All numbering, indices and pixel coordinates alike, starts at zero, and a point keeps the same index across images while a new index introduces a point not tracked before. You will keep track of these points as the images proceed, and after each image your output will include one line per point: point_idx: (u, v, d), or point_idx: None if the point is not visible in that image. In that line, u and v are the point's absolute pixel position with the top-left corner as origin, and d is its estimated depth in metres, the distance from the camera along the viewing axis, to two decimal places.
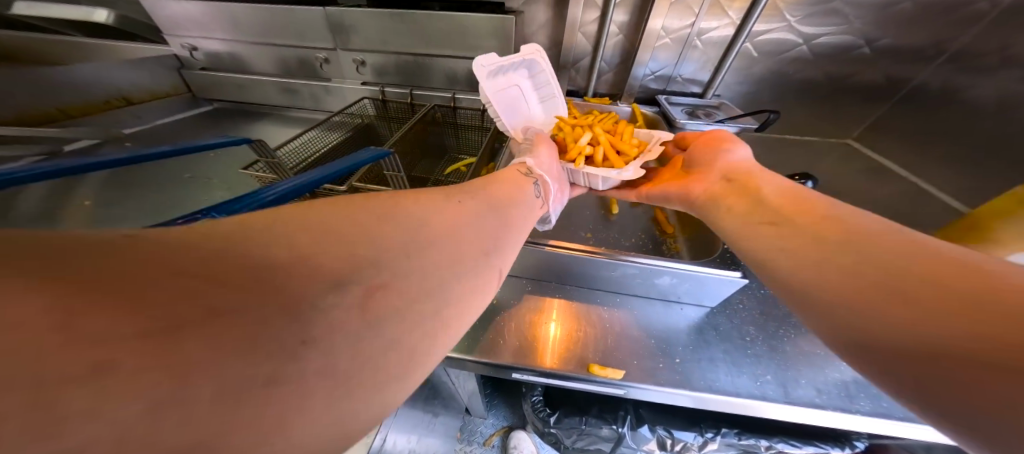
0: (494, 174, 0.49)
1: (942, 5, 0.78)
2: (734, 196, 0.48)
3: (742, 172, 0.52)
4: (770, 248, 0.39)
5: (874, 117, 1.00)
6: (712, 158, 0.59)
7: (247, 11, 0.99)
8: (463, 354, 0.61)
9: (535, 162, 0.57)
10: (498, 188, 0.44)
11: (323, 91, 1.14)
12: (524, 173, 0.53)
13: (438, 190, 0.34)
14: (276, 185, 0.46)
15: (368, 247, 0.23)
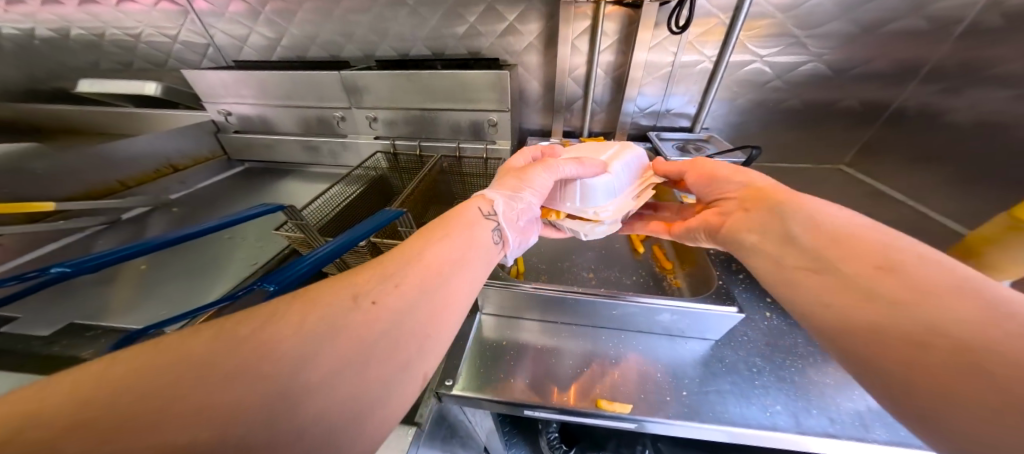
0: (443, 219, 0.48)
1: (911, 32, 0.82)
2: (771, 232, 0.47)
3: (765, 204, 0.50)
4: (815, 298, 0.39)
5: (862, 141, 1.02)
6: (730, 183, 0.58)
7: (275, 80, 1.10)
8: (478, 393, 0.63)
9: (503, 203, 0.54)
10: (435, 249, 0.42)
11: (340, 146, 1.23)
12: (479, 216, 0.51)
13: (342, 294, 0.33)
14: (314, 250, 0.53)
15: (214, 419, 0.23)
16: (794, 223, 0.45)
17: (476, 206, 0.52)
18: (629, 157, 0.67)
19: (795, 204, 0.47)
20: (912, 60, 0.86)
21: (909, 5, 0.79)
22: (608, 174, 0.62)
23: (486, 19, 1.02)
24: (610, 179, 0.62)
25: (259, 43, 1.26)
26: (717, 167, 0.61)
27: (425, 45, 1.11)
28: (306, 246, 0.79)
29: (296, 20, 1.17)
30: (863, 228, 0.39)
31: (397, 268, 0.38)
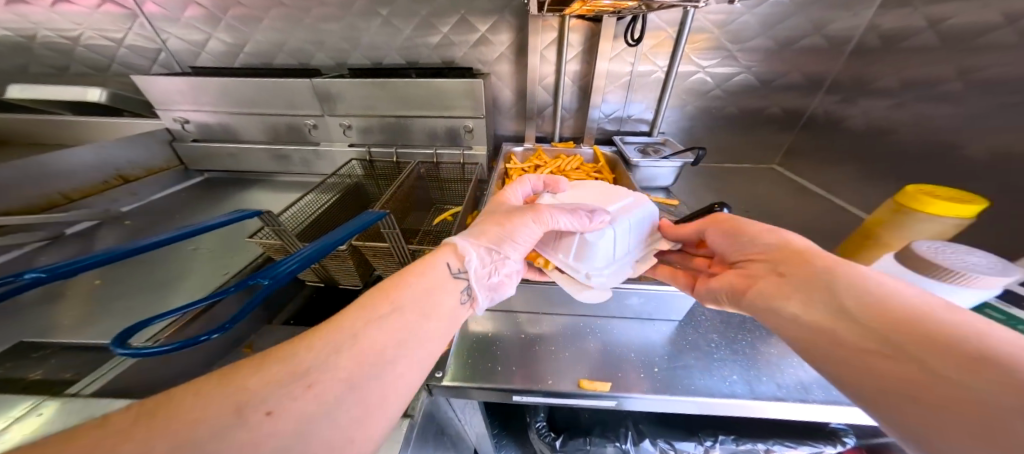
0: (408, 282, 0.44)
1: (816, 50, 0.97)
2: (809, 298, 0.40)
3: (805, 273, 0.42)
4: (890, 404, 0.32)
5: (787, 144, 1.18)
6: (759, 243, 0.48)
7: (239, 87, 1.07)
8: (468, 382, 0.66)
9: (478, 259, 0.52)
10: (381, 328, 0.38)
11: (313, 154, 1.21)
12: (443, 277, 0.48)
13: (220, 408, 0.28)
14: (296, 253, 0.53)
15: None
16: (838, 296, 0.38)
17: (442, 261, 0.49)
18: (644, 213, 0.63)
19: (840, 273, 0.39)
20: (818, 73, 1.01)
21: (812, 28, 0.94)
22: (616, 234, 0.59)
23: (458, 29, 1.07)
24: (615, 242, 0.59)
25: (218, 48, 1.21)
26: (747, 230, 0.51)
27: (398, 53, 1.14)
28: (280, 252, 0.77)
29: (260, 26, 1.15)
30: (929, 311, 0.32)
31: (333, 353, 0.35)
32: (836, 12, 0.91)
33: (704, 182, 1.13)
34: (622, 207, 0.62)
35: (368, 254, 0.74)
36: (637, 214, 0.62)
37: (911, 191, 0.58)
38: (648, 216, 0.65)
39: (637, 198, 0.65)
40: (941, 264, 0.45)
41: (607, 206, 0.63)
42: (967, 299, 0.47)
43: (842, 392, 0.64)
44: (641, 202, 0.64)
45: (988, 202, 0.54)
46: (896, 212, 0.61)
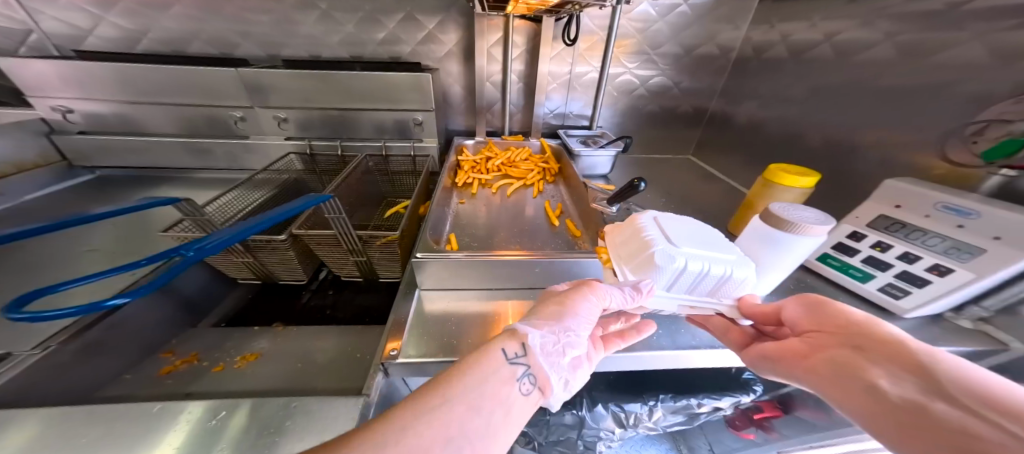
0: (474, 363, 0.40)
1: (711, 58, 1.16)
2: (880, 367, 0.39)
3: (872, 342, 0.41)
4: None
5: (693, 140, 1.37)
6: (833, 314, 0.46)
7: (145, 72, 0.94)
8: (428, 356, 0.54)
9: (539, 344, 0.43)
10: (429, 426, 0.34)
11: (241, 148, 1.09)
12: (500, 367, 0.40)
13: None
14: (222, 230, 0.51)
15: None
16: (906, 364, 0.37)
17: (500, 347, 0.41)
18: (735, 272, 0.47)
19: (908, 344, 0.39)
20: (711, 79, 1.21)
21: (705, 39, 1.12)
22: (672, 273, 0.47)
23: (406, 28, 1.07)
24: (664, 280, 0.48)
25: (109, 32, 1.03)
26: (819, 303, 0.48)
27: (341, 47, 1.09)
28: None
29: (168, 13, 1.01)
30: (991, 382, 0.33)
31: (382, 449, 0.31)
32: (723, 25, 1.10)
33: (637, 173, 1.25)
34: (709, 252, 0.48)
35: (312, 243, 0.71)
36: (723, 268, 0.47)
37: (773, 169, 0.72)
38: (741, 281, 0.48)
39: (735, 254, 0.49)
40: (788, 218, 0.51)
41: (689, 240, 0.49)
42: (794, 258, 0.54)
43: None
44: (738, 261, 0.48)
45: (818, 175, 0.69)
46: (764, 186, 0.74)
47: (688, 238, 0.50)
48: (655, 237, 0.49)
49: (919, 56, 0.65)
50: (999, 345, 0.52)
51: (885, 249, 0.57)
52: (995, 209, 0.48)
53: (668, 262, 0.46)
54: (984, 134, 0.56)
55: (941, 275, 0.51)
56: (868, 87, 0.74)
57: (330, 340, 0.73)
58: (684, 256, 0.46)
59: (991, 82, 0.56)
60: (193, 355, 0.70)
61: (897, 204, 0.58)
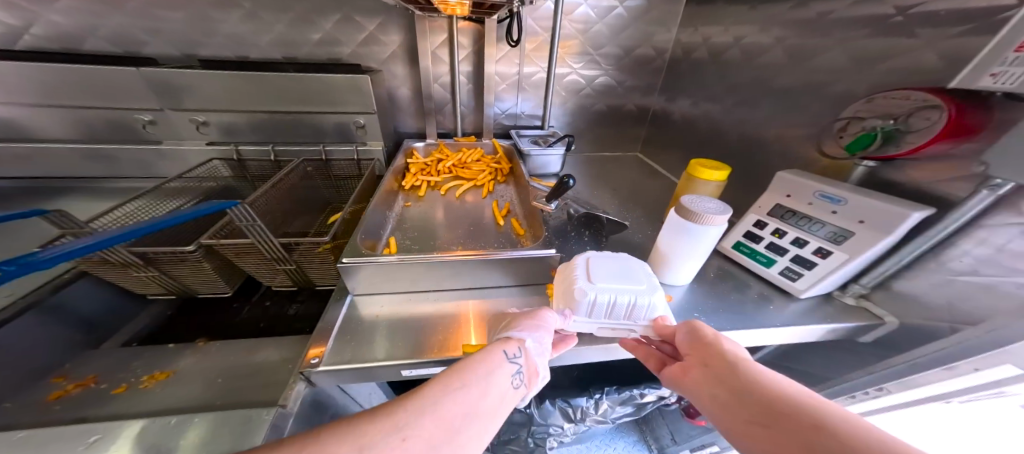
0: (467, 365, 0.46)
1: (649, 59, 1.23)
2: (725, 390, 0.44)
3: (724, 367, 0.46)
4: None
5: (640, 138, 1.44)
6: (701, 337, 0.50)
7: (35, 71, 0.84)
8: (343, 364, 0.53)
9: (528, 349, 0.52)
10: (453, 401, 0.42)
11: (155, 155, 1.01)
12: (503, 363, 0.49)
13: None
14: (68, 243, 0.42)
15: None
16: (741, 388, 0.43)
17: (501, 348, 0.51)
18: (642, 299, 0.57)
19: (747, 368, 0.44)
20: (651, 79, 1.28)
21: (641, 40, 1.18)
22: (587, 304, 0.57)
23: (342, 28, 1.03)
24: (581, 310, 0.58)
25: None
26: (694, 326, 0.52)
27: (271, 46, 1.03)
28: (102, 263, 0.65)
29: (54, 6, 0.91)
30: (796, 402, 0.39)
31: (418, 419, 0.38)
32: (657, 27, 1.16)
33: (592, 172, 1.28)
34: (620, 284, 0.57)
35: (228, 253, 0.67)
36: (631, 297, 0.57)
37: (694, 164, 0.81)
38: (651, 307, 0.57)
39: (644, 285, 0.59)
40: (693, 209, 0.57)
41: (605, 276, 0.59)
42: (705, 245, 0.62)
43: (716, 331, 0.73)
44: (646, 290, 0.58)
45: (728, 166, 0.79)
46: (688, 180, 0.84)
47: (612, 277, 0.59)
48: (578, 274, 0.59)
49: (804, 60, 0.74)
50: (876, 319, 0.63)
51: (781, 235, 0.69)
52: (855, 196, 0.59)
53: (582, 296, 0.57)
54: (847, 129, 0.63)
55: (823, 257, 0.62)
56: (770, 86, 0.82)
57: (258, 354, 0.70)
58: (595, 290, 0.56)
59: (857, 82, 0.63)
60: (90, 377, 0.65)
61: (787, 194, 0.70)
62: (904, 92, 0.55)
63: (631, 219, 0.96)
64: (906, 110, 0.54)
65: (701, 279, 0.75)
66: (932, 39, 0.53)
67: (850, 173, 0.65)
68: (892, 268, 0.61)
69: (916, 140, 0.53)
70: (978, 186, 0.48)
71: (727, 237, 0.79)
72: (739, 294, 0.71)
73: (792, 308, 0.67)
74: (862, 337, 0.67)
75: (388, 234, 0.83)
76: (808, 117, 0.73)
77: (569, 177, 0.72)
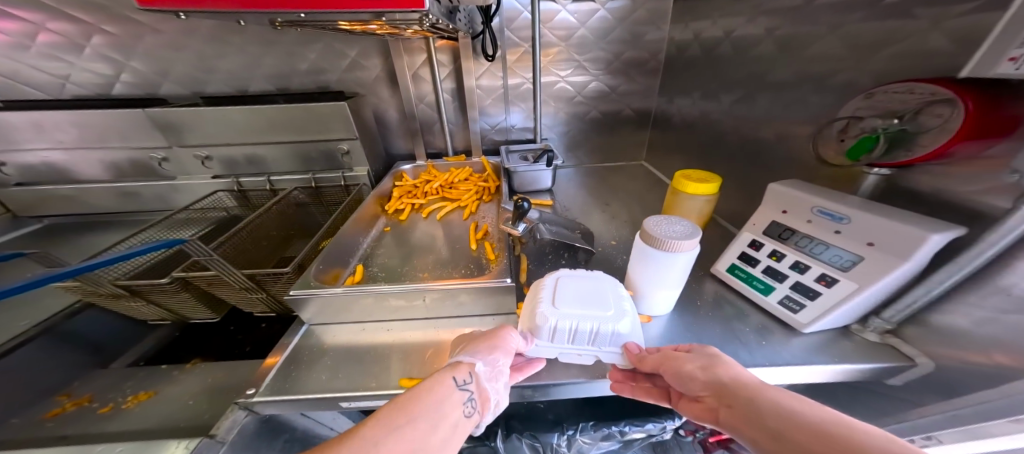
0: (411, 396, 0.40)
1: (642, 59, 1.15)
2: (754, 431, 0.36)
3: (743, 402, 0.38)
4: None
5: (642, 145, 1.34)
6: (706, 371, 0.43)
7: (67, 119, 0.96)
8: (283, 395, 0.53)
9: (479, 371, 0.46)
10: (398, 442, 0.36)
11: (169, 189, 1.11)
12: (453, 391, 0.42)
13: None
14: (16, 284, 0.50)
15: None
16: (767, 422, 0.35)
17: (450, 374, 0.44)
18: (607, 327, 0.49)
19: (765, 397, 0.37)
20: (648, 80, 1.19)
21: (630, 42, 1.11)
22: (547, 331, 0.50)
23: (325, 56, 1.08)
24: (543, 336, 0.51)
25: (35, 78, 1.05)
26: (689, 362, 0.45)
27: (266, 80, 1.11)
28: (98, 295, 0.71)
29: (82, 55, 1.03)
30: (833, 427, 0.31)
31: None
32: (646, 26, 1.09)
33: (590, 185, 1.20)
34: (583, 309, 0.50)
35: (202, 284, 0.71)
36: (594, 324, 0.49)
37: (679, 177, 0.72)
38: (617, 333, 0.50)
39: (612, 310, 0.51)
40: (655, 234, 0.51)
41: (572, 299, 0.51)
42: (676, 271, 0.55)
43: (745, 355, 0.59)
44: (614, 317, 0.50)
45: (719, 179, 0.70)
46: (674, 194, 0.76)
47: (576, 301, 0.51)
48: (543, 295, 0.53)
49: (798, 49, 0.64)
50: (904, 359, 0.51)
51: (780, 258, 0.59)
52: (861, 213, 0.49)
53: (541, 321, 0.50)
54: (848, 131, 0.53)
55: (828, 285, 0.52)
56: (765, 82, 0.72)
57: (228, 377, 0.71)
58: (556, 316, 0.50)
59: (860, 72, 0.54)
60: (86, 397, 0.71)
61: (784, 210, 0.60)
62: (906, 86, 0.46)
63: (619, 238, 0.88)
64: (913, 106, 0.45)
65: (687, 306, 0.66)
66: (936, 19, 0.44)
67: (860, 181, 0.54)
68: (922, 300, 0.48)
69: (931, 143, 0.43)
70: (1016, 199, 0.37)
71: (721, 259, 0.70)
72: (731, 324, 0.61)
73: (793, 343, 0.57)
74: (890, 380, 0.54)
75: (358, 261, 0.83)
76: (807, 114, 0.63)
77: (524, 201, 0.76)
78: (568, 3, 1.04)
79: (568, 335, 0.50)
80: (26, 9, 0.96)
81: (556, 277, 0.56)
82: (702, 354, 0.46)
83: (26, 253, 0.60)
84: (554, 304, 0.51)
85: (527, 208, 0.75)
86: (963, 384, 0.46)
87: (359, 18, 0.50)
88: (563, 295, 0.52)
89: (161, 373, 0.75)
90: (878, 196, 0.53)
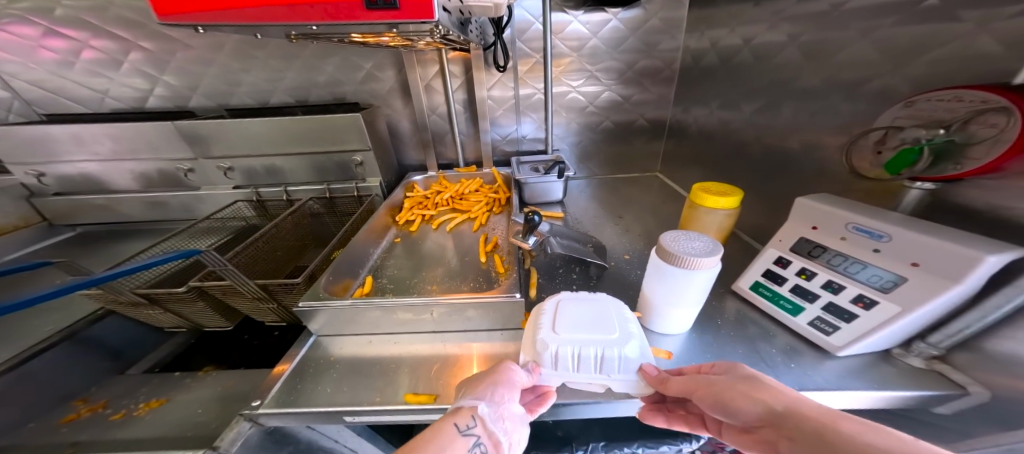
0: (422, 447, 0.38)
1: (656, 68, 1.13)
2: None
3: (812, 435, 0.33)
4: None
5: (655, 156, 1.31)
6: (752, 400, 0.38)
7: (102, 131, 1.02)
8: (289, 408, 0.51)
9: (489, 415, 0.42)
10: None
11: (193, 199, 1.15)
12: (459, 438, 0.40)
13: None
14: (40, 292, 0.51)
15: None
16: None
17: (455, 420, 0.41)
18: (612, 351, 0.46)
19: (833, 429, 0.32)
20: (661, 88, 1.17)
21: (644, 51, 1.10)
22: (548, 359, 0.47)
23: (343, 69, 1.11)
24: (544, 364, 0.47)
25: (77, 93, 1.13)
26: (728, 389, 0.40)
27: (287, 93, 1.15)
28: (119, 302, 0.73)
29: (121, 71, 1.10)
30: None
31: None
32: (660, 35, 1.07)
33: (602, 197, 1.18)
34: (585, 334, 0.47)
35: (218, 293, 0.72)
36: (597, 350, 0.46)
37: (696, 190, 0.69)
38: (624, 359, 0.46)
39: (617, 334, 0.47)
40: (672, 251, 0.49)
41: (573, 324, 0.49)
42: (697, 290, 0.52)
43: (781, 362, 0.53)
44: (617, 341, 0.46)
45: (741, 191, 0.67)
46: (692, 208, 0.73)
47: (580, 325, 0.49)
48: (544, 319, 0.51)
49: (825, 55, 0.61)
50: (954, 387, 0.46)
51: (810, 277, 0.55)
52: (902, 230, 0.46)
53: (542, 348, 0.47)
54: (886, 141, 0.50)
55: (866, 308, 0.48)
56: (789, 90, 0.69)
57: (236, 386, 0.71)
58: (556, 342, 0.47)
59: (897, 77, 0.50)
60: (100, 403, 0.73)
61: (813, 225, 0.57)
62: (953, 93, 0.44)
63: (633, 252, 0.85)
64: (961, 116, 0.42)
65: (706, 325, 0.62)
66: (982, 20, 0.41)
67: (901, 196, 0.51)
68: (974, 327, 0.44)
69: (984, 156, 0.41)
70: None
71: (743, 276, 0.66)
72: (755, 344, 0.57)
73: (824, 366, 0.52)
74: (937, 408, 0.49)
75: (367, 273, 0.83)
76: (837, 123, 0.60)
77: (535, 214, 0.75)
78: (580, 14, 1.04)
79: (568, 359, 0.46)
80: (73, 28, 1.03)
81: (554, 306, 0.53)
82: (772, 381, 0.40)
83: (46, 262, 0.60)
84: (552, 333, 0.48)
85: (538, 221, 0.74)
86: (1016, 418, 0.41)
87: (374, 29, 0.50)
88: (560, 323, 0.49)
89: (174, 380, 0.75)
90: (921, 210, 0.49)
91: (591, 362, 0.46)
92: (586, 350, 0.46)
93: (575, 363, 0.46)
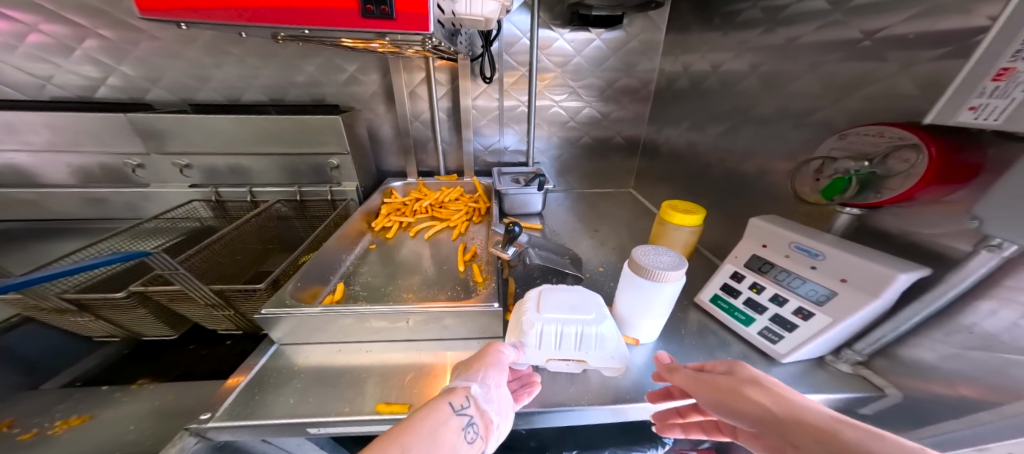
0: (410, 425, 0.36)
1: (632, 90, 1.21)
2: None
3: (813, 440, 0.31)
4: None
5: (629, 173, 1.38)
6: (755, 403, 0.36)
7: (37, 119, 0.91)
8: (242, 421, 0.47)
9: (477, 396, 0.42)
10: None
11: (140, 197, 1.04)
12: (450, 417, 0.38)
13: None
14: None
15: None
16: None
17: (446, 399, 0.40)
18: (589, 329, 0.49)
19: (834, 434, 0.30)
20: (636, 109, 1.25)
21: (623, 71, 1.17)
22: (533, 337, 0.49)
23: (325, 70, 1.08)
24: (529, 342, 0.49)
25: (14, 78, 1.01)
26: (732, 389, 0.39)
27: (260, 91, 1.10)
28: (40, 309, 0.64)
29: (71, 58, 1.00)
30: None
31: None
32: (639, 57, 1.15)
33: (579, 210, 1.21)
34: (568, 314, 0.49)
35: (163, 299, 0.65)
36: (578, 327, 0.48)
37: (666, 208, 0.73)
38: (601, 336, 0.49)
39: (594, 313, 0.50)
40: (643, 264, 0.51)
41: (556, 304, 0.51)
42: (663, 302, 0.54)
43: None
44: (595, 320, 0.49)
45: (704, 209, 0.72)
46: (661, 224, 0.77)
47: (562, 306, 0.50)
48: (527, 304, 0.52)
49: (779, 87, 0.68)
50: (874, 390, 0.50)
51: (759, 290, 0.59)
52: (836, 251, 0.50)
53: (528, 327, 0.49)
54: (823, 171, 0.55)
55: (804, 319, 0.53)
56: (748, 116, 0.77)
57: (178, 399, 0.64)
58: (540, 321, 0.49)
59: (837, 109, 0.57)
60: (4, 423, 0.60)
61: (763, 243, 0.61)
62: (876, 129, 0.48)
63: (607, 264, 0.87)
64: (883, 150, 0.47)
65: (672, 335, 0.64)
66: (904, 64, 0.48)
67: (834, 219, 0.56)
68: (889, 336, 0.48)
69: (900, 187, 0.46)
70: (977, 244, 0.39)
71: (704, 288, 0.69)
72: (714, 353, 0.60)
73: (773, 372, 0.55)
74: (860, 409, 0.53)
75: (338, 280, 0.79)
76: (788, 148, 0.66)
77: (515, 225, 0.75)
78: (566, 32, 1.09)
79: (550, 336, 0.49)
80: (20, 11, 0.93)
81: (536, 293, 0.54)
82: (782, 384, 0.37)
83: None
84: (536, 312, 0.50)
85: (518, 232, 0.75)
86: (932, 415, 0.46)
87: (363, 37, 0.51)
88: (543, 303, 0.51)
89: (100, 396, 0.66)
90: (852, 232, 0.56)
91: (572, 338, 0.49)
92: (568, 326, 0.49)
93: (557, 339, 0.49)
